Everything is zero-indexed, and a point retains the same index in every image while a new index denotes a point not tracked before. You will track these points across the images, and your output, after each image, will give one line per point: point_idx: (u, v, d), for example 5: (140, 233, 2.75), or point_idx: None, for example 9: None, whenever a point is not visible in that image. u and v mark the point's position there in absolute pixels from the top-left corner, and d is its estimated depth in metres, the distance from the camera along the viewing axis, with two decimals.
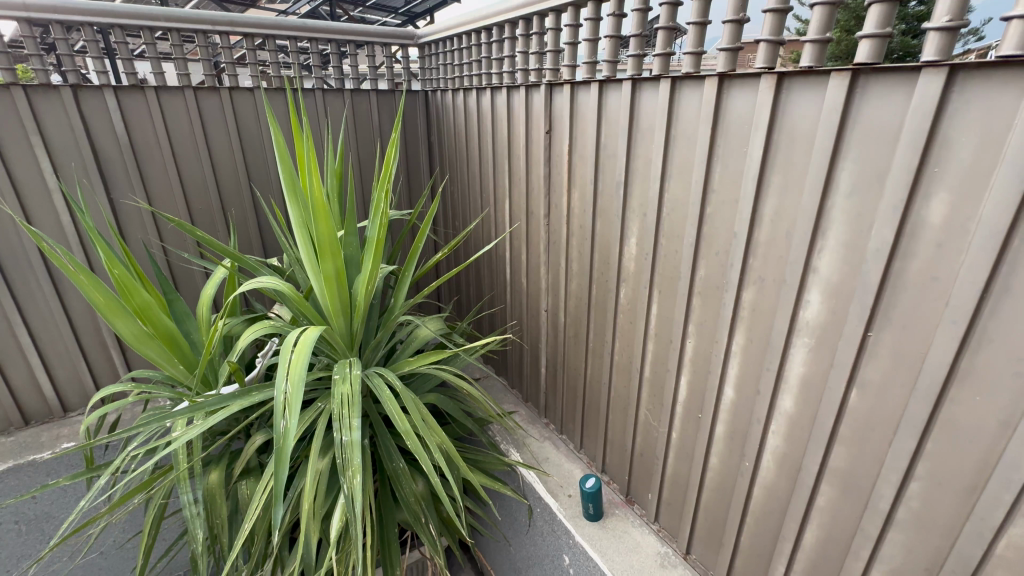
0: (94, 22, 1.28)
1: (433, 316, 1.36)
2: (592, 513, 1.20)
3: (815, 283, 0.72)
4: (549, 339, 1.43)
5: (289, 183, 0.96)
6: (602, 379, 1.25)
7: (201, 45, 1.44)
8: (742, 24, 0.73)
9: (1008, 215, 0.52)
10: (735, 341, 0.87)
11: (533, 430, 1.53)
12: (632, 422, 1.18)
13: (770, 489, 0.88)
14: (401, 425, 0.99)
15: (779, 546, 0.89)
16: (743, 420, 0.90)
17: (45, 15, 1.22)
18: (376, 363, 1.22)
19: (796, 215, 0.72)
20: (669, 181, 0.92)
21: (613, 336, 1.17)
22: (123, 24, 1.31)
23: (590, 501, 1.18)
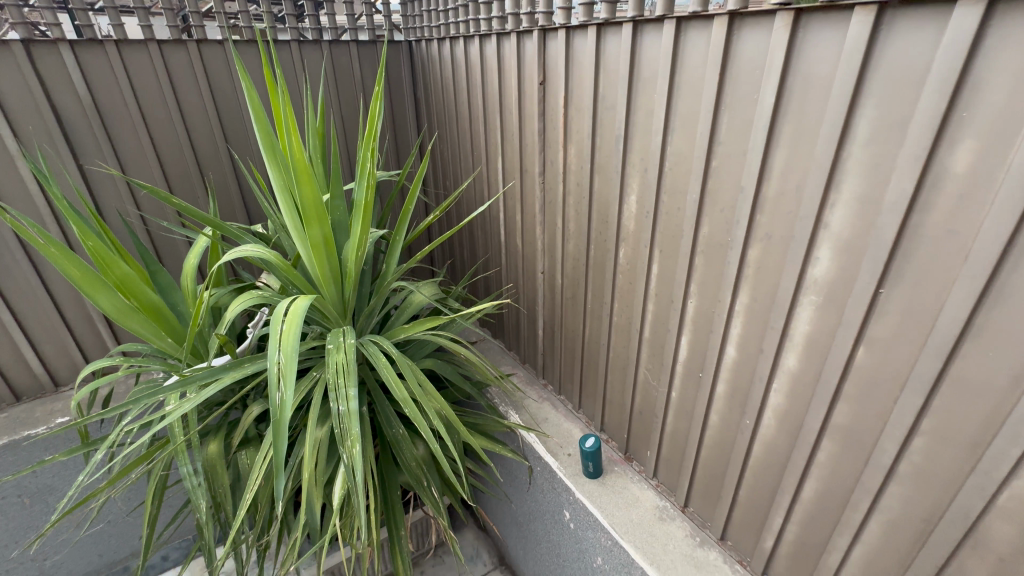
0: None
1: (428, 280, 1.33)
2: (592, 471, 1.22)
3: (826, 239, 0.69)
4: (546, 301, 1.41)
5: (267, 144, 0.89)
6: (600, 341, 1.24)
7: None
8: None
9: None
10: (739, 300, 0.85)
11: (531, 391, 1.54)
12: (631, 383, 1.18)
13: (770, 445, 0.88)
14: (399, 393, 0.98)
15: (777, 499, 0.90)
16: (745, 379, 0.89)
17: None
18: (371, 331, 1.20)
19: (809, 167, 0.68)
20: (673, 133, 0.87)
21: (612, 297, 1.15)
22: None
23: (590, 459, 1.20)
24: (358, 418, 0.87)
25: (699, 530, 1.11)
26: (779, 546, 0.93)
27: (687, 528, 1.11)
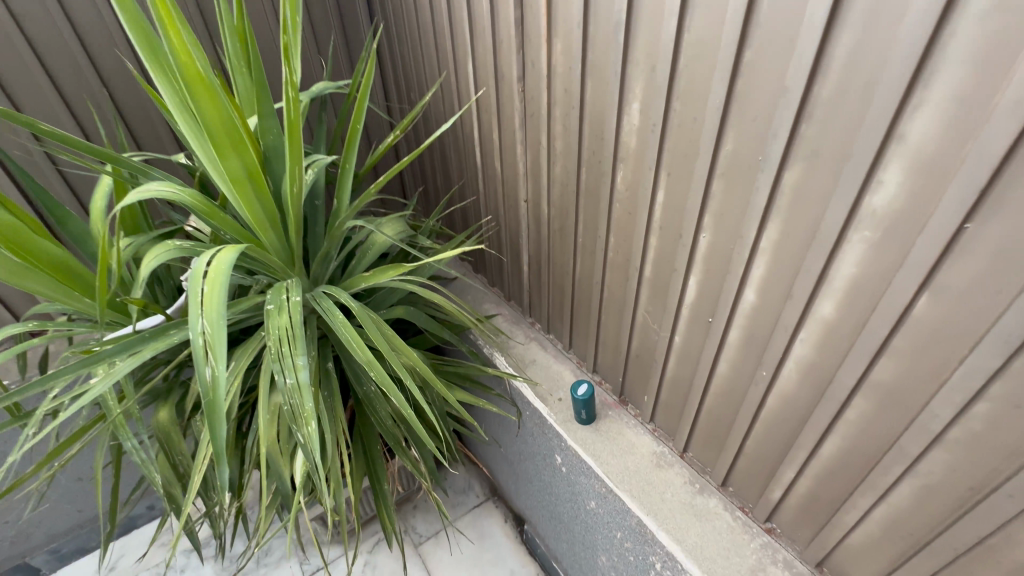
0: None
1: (393, 215, 1.14)
2: (585, 417, 1.14)
3: (898, 157, 0.52)
4: (532, 234, 1.24)
5: (144, 45, 0.66)
6: (593, 279, 1.10)
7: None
8: None
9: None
10: (766, 234, 0.69)
11: (518, 331, 1.42)
12: (628, 325, 1.06)
13: (789, 399, 0.78)
14: (361, 355, 0.83)
15: (791, 454, 0.81)
16: (765, 327, 0.76)
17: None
18: (329, 278, 1.03)
19: (888, 55, 0.49)
20: (692, 15, 0.66)
21: (608, 231, 0.99)
22: None
23: (581, 406, 1.11)
24: (311, 390, 0.73)
25: (698, 475, 1.04)
26: (788, 497, 0.86)
27: (685, 475, 1.04)
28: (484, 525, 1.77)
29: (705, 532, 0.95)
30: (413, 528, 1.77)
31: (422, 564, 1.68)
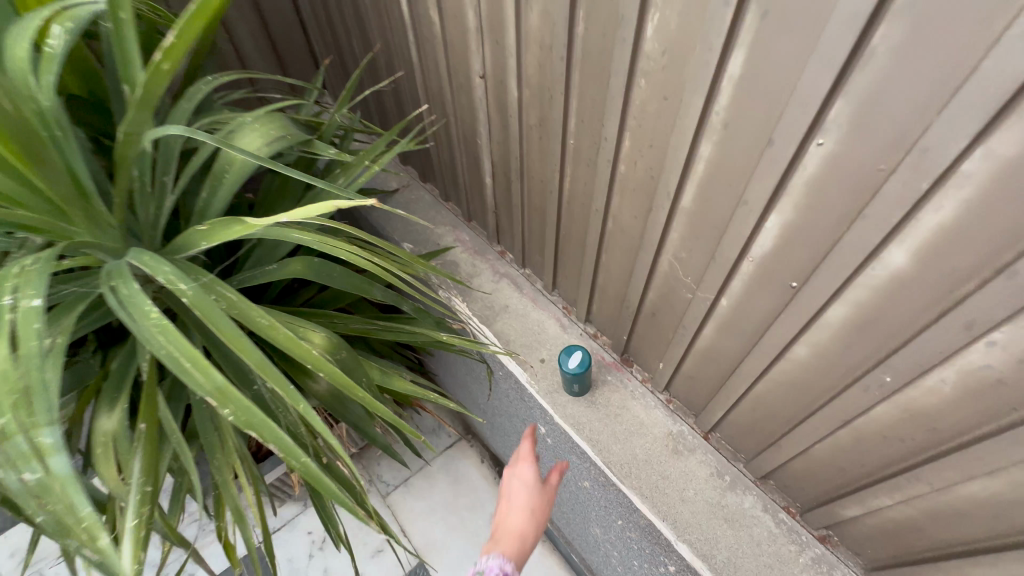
0: None
1: (268, 108, 0.70)
2: (577, 390, 0.85)
3: None
4: (496, 131, 0.83)
5: None
6: (592, 205, 0.72)
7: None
8: None
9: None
10: (990, 146, 0.33)
11: (484, 266, 1.06)
12: (642, 275, 0.71)
13: (918, 417, 0.48)
14: (203, 388, 0.48)
15: (896, 480, 0.54)
16: (912, 313, 0.43)
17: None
18: (154, 222, 0.63)
19: None
20: None
21: (622, 129, 0.59)
22: None
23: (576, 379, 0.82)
24: (84, 484, 0.38)
25: (728, 464, 0.79)
26: (867, 518, 0.62)
27: (711, 464, 0.79)
28: (459, 467, 1.57)
29: (741, 546, 0.72)
30: (380, 478, 1.56)
31: (392, 516, 1.49)
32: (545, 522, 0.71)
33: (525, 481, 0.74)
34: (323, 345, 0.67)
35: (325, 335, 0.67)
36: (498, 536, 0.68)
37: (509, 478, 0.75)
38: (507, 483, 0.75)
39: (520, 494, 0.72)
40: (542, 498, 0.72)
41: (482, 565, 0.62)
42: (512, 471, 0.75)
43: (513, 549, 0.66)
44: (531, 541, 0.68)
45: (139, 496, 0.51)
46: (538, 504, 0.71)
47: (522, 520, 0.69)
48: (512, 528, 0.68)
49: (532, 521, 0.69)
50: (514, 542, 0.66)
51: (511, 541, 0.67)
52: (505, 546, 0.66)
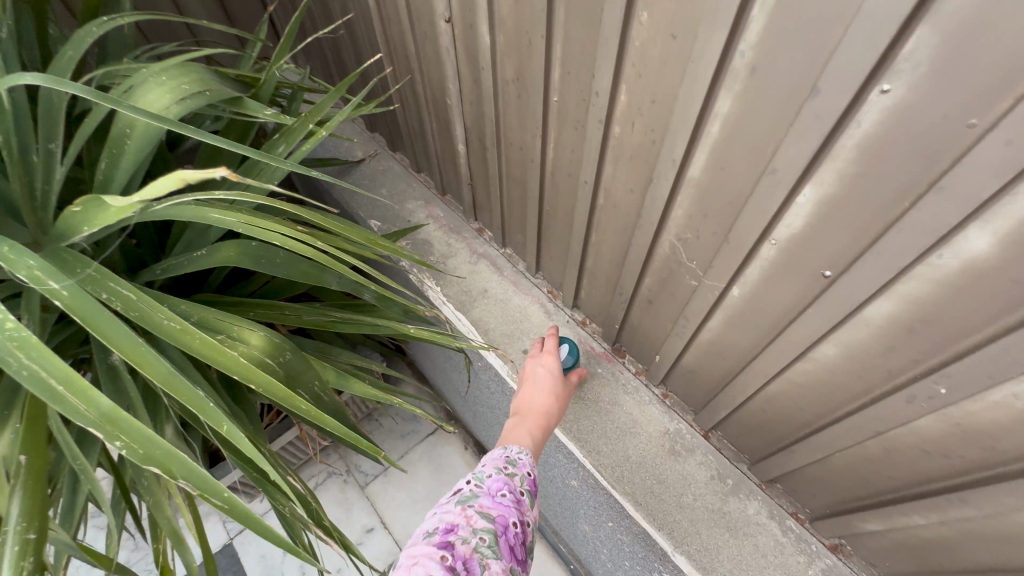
0: None
1: (182, 58, 0.57)
2: None
3: None
4: (467, 87, 0.71)
5: None
6: (580, 175, 0.61)
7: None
8: None
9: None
10: None
11: (460, 245, 0.95)
12: (639, 257, 0.61)
13: (976, 435, 0.40)
14: (86, 417, 0.36)
15: (934, 500, 0.46)
16: (987, 312, 0.34)
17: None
18: (40, 202, 0.51)
19: None
20: None
21: (617, 80, 0.48)
22: None
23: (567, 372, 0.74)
24: None
25: (730, 466, 0.71)
26: (890, 533, 0.54)
27: (711, 465, 0.71)
28: (441, 455, 1.49)
29: (745, 557, 0.64)
30: (357, 467, 1.48)
31: (372, 508, 1.42)
32: (566, 409, 0.67)
33: (547, 368, 0.69)
34: (261, 345, 0.56)
35: (264, 333, 0.56)
36: (523, 414, 0.62)
37: (531, 364, 0.70)
38: (529, 368, 0.70)
39: (544, 379, 0.67)
40: (565, 389, 0.68)
41: (512, 452, 0.53)
42: (535, 359, 0.71)
43: (540, 428, 0.60)
44: (554, 423, 0.63)
45: (16, 549, 0.40)
46: (561, 392, 0.67)
47: (547, 402, 0.64)
48: (536, 406, 0.63)
49: (556, 404, 0.65)
50: (539, 422, 0.61)
51: (536, 419, 0.61)
52: (530, 424, 0.60)
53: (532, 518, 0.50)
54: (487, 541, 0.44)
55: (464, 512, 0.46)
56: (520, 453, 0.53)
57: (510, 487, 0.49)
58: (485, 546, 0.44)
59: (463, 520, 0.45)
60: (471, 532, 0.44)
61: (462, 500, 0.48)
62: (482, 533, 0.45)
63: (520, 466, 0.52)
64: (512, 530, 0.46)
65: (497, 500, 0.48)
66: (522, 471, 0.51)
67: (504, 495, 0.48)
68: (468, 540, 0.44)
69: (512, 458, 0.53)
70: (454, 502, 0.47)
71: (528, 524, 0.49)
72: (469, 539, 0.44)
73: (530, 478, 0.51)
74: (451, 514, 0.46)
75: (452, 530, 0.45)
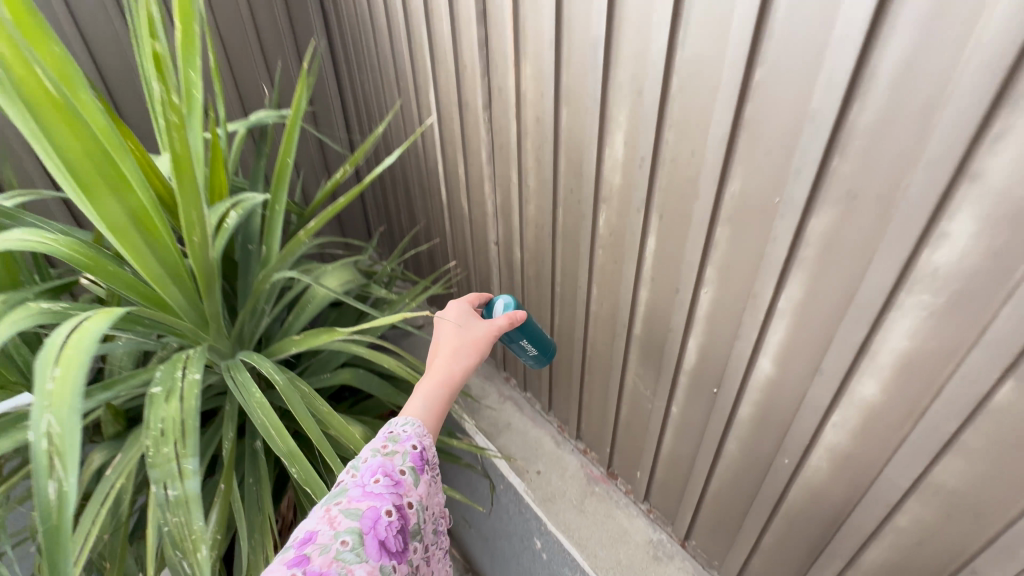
0: None
1: (342, 261, 0.98)
2: (536, 355, 0.81)
3: (966, 201, 0.39)
4: (504, 280, 1.10)
5: None
6: (575, 334, 0.94)
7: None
8: None
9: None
10: (786, 294, 0.55)
11: (492, 390, 1.26)
12: (616, 389, 0.90)
13: (817, 495, 0.63)
14: (281, 451, 0.65)
15: (822, 561, 0.65)
16: (786, 405, 0.61)
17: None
18: (255, 338, 0.87)
19: (948, 75, 0.37)
20: (684, 32, 0.54)
21: (590, 280, 0.85)
22: None
23: (527, 336, 0.77)
24: (202, 504, 0.55)
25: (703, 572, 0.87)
26: None
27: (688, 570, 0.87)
28: None
29: None
30: None
31: None
32: (479, 359, 0.67)
33: (455, 319, 0.69)
34: (359, 437, 0.84)
35: (362, 429, 0.85)
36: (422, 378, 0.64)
37: (440, 318, 0.70)
38: (438, 324, 0.70)
39: (449, 332, 0.68)
40: (474, 334, 0.67)
41: (396, 429, 0.57)
42: (445, 312, 0.71)
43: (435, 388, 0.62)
44: (457, 377, 0.64)
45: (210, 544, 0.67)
46: (471, 338, 0.67)
47: (448, 358, 0.65)
48: (433, 365, 0.65)
49: (462, 354, 0.65)
50: (437, 380, 0.63)
51: (435, 381, 0.63)
52: (428, 385, 0.63)
53: (414, 498, 0.52)
54: (349, 544, 0.45)
55: (328, 515, 0.47)
56: (405, 426, 0.57)
57: (386, 469, 0.52)
58: (347, 550, 0.44)
59: (325, 524, 0.46)
60: (332, 537, 0.45)
61: (332, 500, 0.49)
62: (344, 536, 0.45)
63: (403, 442, 0.55)
64: (382, 521, 0.48)
65: (368, 490, 0.50)
66: (404, 446, 0.54)
67: (377, 483, 0.50)
68: (328, 547, 0.44)
69: (396, 434, 0.56)
70: (323, 504, 0.48)
71: (403, 507, 0.50)
72: (329, 545, 0.44)
73: (411, 454, 0.54)
74: (315, 520, 0.47)
75: (311, 539, 0.45)
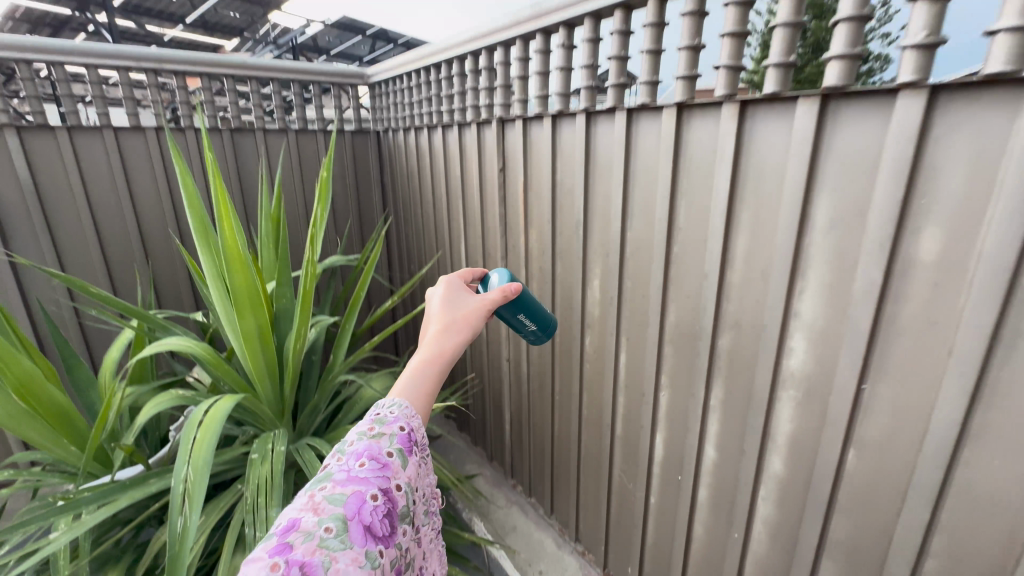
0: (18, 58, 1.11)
1: (383, 371, 1.22)
2: (536, 330, 0.83)
3: (798, 328, 0.64)
4: (513, 391, 1.31)
5: (200, 231, 0.82)
6: (571, 435, 1.13)
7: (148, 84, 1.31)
8: (695, 79, 0.68)
9: (1022, 234, 0.44)
10: (714, 393, 0.78)
11: (499, 495, 1.39)
12: (606, 485, 1.06)
13: (764, 565, 0.77)
14: None
15: None
16: (730, 484, 0.79)
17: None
18: (312, 432, 1.08)
19: (771, 256, 0.65)
20: (631, 219, 0.85)
21: (581, 388, 1.07)
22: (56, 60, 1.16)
23: (524, 309, 0.79)
24: None
25: None
26: None
27: None
28: None
29: None
30: None
31: None
32: (471, 334, 0.64)
33: (445, 299, 0.67)
34: None
35: None
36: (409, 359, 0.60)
37: (431, 301, 0.68)
38: (429, 306, 0.68)
39: (438, 312, 0.65)
40: (464, 312, 0.66)
41: (383, 411, 0.51)
42: (436, 292, 0.69)
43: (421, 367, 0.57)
44: (447, 354, 0.60)
45: None
46: (461, 314, 0.65)
47: (437, 336, 0.61)
48: (422, 343, 0.62)
49: (452, 330, 0.62)
50: (425, 360, 0.59)
51: (423, 363, 0.58)
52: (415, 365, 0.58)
53: (405, 480, 0.47)
54: (334, 531, 0.38)
55: (312, 501, 0.40)
56: (391, 410, 0.51)
57: (372, 452, 0.46)
58: (331, 536, 0.37)
59: (309, 511, 0.39)
60: (316, 523, 0.38)
61: (315, 486, 0.42)
62: (328, 522, 0.38)
63: (389, 424, 0.50)
64: (368, 506, 0.41)
65: (354, 474, 0.43)
66: (390, 428, 0.49)
67: (363, 466, 0.44)
68: (311, 534, 0.37)
69: (382, 417, 0.51)
70: (305, 490, 0.42)
71: (392, 490, 0.44)
72: (312, 532, 0.37)
73: (399, 435, 0.48)
74: (295, 509, 0.40)
75: (291, 527, 0.38)
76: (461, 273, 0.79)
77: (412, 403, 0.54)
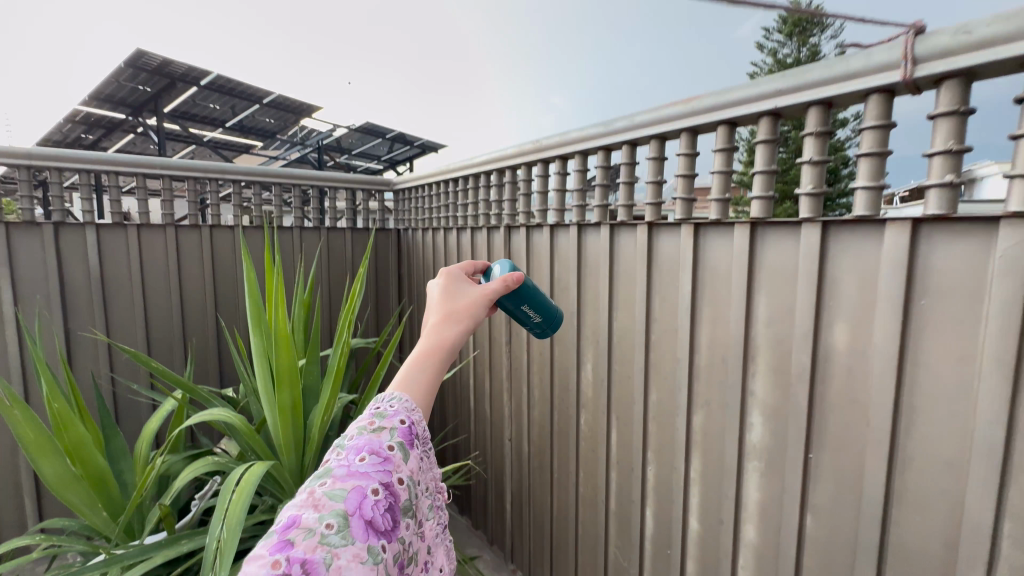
0: (113, 169, 1.35)
1: None
2: (537, 324, 0.88)
3: (755, 405, 0.76)
4: (514, 470, 1.38)
5: (254, 315, 0.98)
6: (569, 513, 1.19)
7: (211, 190, 1.55)
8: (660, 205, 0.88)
9: (896, 329, 0.59)
10: (693, 466, 0.87)
11: None
12: (603, 564, 1.10)
13: None
14: None
15: None
16: (713, 554, 0.85)
17: (76, 164, 1.32)
18: None
19: (728, 344, 0.79)
20: (616, 311, 1.00)
21: (578, 464, 1.15)
22: (141, 171, 1.41)
23: (527, 299, 0.83)
24: None
25: None
26: None
27: None
28: None
29: None
30: None
31: None
32: (471, 326, 0.65)
33: (446, 288, 0.68)
34: None
35: None
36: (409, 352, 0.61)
37: (432, 290, 0.69)
38: (429, 295, 0.69)
39: (438, 302, 0.66)
40: (463, 302, 0.67)
41: (382, 406, 0.53)
42: (436, 281, 0.70)
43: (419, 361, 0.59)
44: (445, 345, 0.61)
45: None
46: (460, 305, 0.66)
47: (436, 328, 0.62)
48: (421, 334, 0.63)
49: (452, 322, 0.63)
50: (424, 353, 0.60)
51: (423, 355, 0.60)
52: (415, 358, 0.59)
53: (406, 475, 0.48)
54: (335, 527, 0.39)
55: (312, 498, 0.42)
56: (391, 404, 0.53)
57: (373, 446, 0.47)
58: (331, 533, 0.39)
59: (309, 508, 0.40)
60: (317, 520, 0.39)
61: (315, 481, 0.43)
62: (329, 519, 0.40)
63: (390, 418, 0.51)
64: (368, 501, 0.42)
65: (354, 470, 0.45)
66: (390, 421, 0.50)
67: (364, 461, 0.45)
68: (312, 531, 0.38)
69: (382, 411, 0.52)
70: (306, 486, 0.43)
71: (393, 485, 0.46)
72: (314, 529, 0.38)
73: (398, 428, 0.49)
74: (297, 505, 0.41)
75: (293, 524, 0.39)
76: (462, 264, 0.84)
77: (411, 396, 0.56)
